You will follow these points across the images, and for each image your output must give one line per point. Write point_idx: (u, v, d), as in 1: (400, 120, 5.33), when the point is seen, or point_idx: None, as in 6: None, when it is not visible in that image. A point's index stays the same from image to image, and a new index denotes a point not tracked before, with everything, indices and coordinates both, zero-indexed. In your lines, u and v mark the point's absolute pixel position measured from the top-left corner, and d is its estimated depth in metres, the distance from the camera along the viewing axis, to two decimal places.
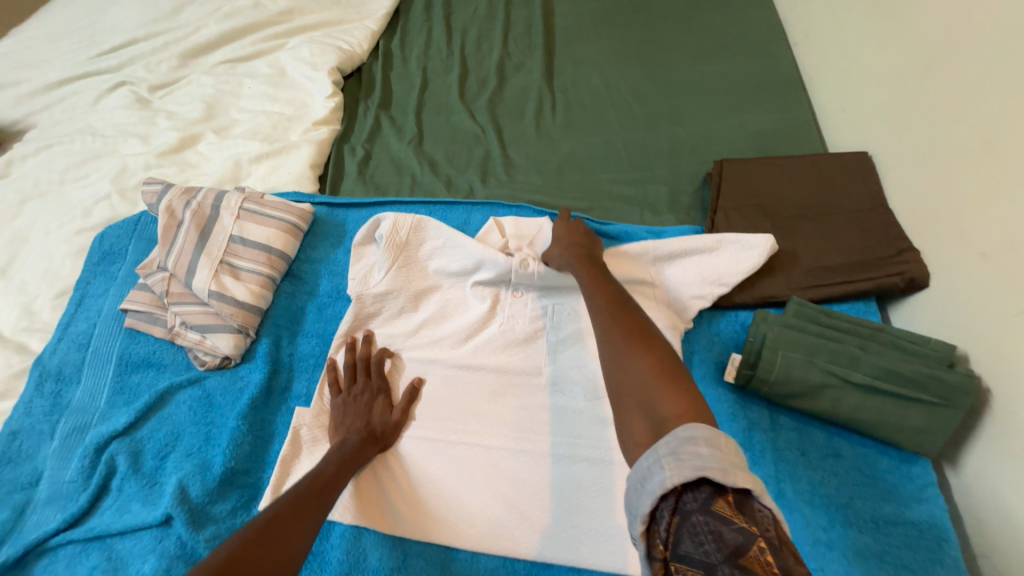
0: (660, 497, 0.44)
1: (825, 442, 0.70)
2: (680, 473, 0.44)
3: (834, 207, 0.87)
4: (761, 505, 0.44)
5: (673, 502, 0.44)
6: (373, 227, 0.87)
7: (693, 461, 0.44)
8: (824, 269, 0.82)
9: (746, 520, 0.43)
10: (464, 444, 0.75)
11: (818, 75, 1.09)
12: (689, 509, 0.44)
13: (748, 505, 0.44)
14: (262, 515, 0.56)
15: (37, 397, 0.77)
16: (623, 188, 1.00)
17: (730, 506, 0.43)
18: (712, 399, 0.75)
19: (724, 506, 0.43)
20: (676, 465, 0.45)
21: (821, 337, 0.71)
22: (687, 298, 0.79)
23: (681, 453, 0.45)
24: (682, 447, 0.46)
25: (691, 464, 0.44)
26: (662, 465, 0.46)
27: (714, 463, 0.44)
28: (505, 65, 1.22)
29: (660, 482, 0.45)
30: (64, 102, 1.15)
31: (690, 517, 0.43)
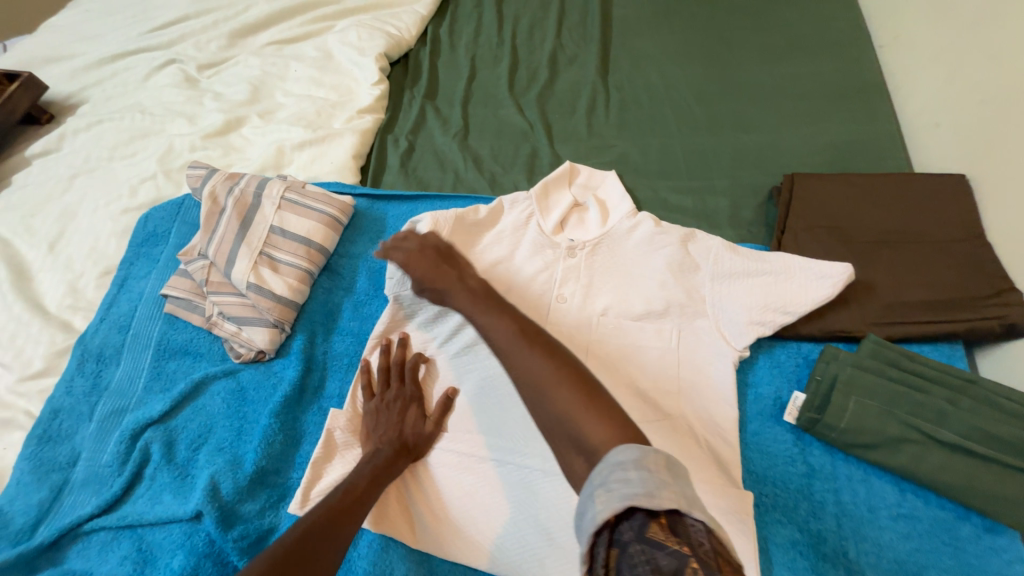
0: (593, 533, 0.43)
1: (896, 499, 0.64)
2: (609, 503, 0.43)
3: (921, 236, 0.78)
4: (695, 522, 0.42)
5: (609, 534, 0.43)
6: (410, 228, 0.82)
7: (622, 489, 0.43)
8: (906, 305, 0.74)
9: (679, 542, 0.41)
10: (497, 461, 0.71)
11: (907, 83, 0.98)
12: (626, 539, 0.41)
13: (680, 525, 0.42)
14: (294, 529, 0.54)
15: (78, 376, 0.78)
16: (679, 197, 0.93)
17: (664, 529, 0.41)
18: (769, 439, 0.70)
19: (660, 532, 0.41)
20: (605, 497, 0.44)
21: (902, 386, 0.64)
22: (744, 324, 0.74)
23: (611, 483, 0.44)
24: (611, 476, 0.45)
25: (618, 492, 0.43)
26: (594, 499, 0.44)
27: (641, 488, 0.43)
28: (558, 57, 1.16)
29: (592, 517, 0.43)
30: (115, 77, 1.16)
31: (627, 549, 0.41)
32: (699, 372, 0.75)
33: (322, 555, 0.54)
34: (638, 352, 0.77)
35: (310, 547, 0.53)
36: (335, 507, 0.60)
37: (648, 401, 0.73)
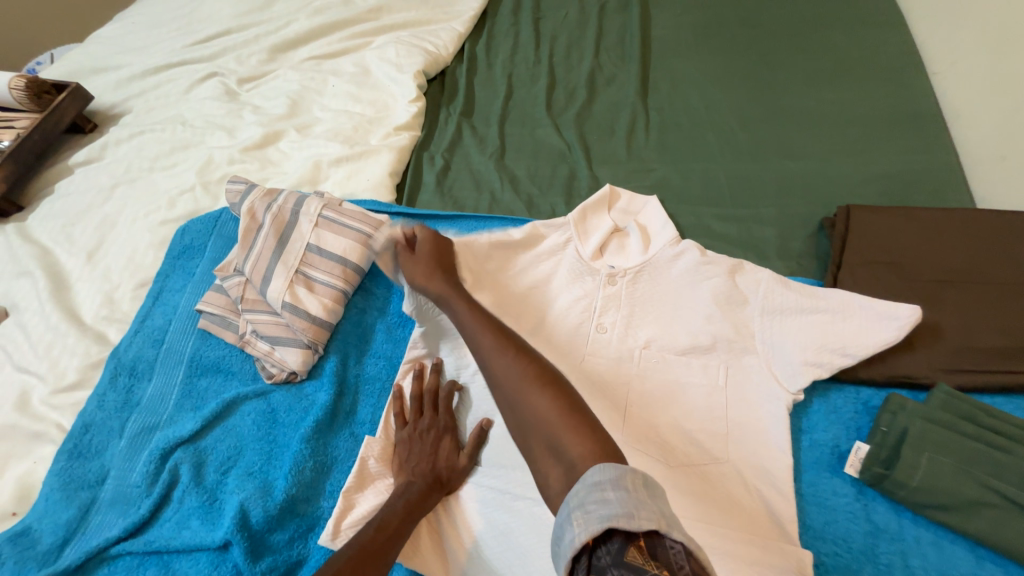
0: (572, 558, 0.42)
1: (971, 568, 0.59)
2: (587, 526, 0.42)
3: (989, 277, 0.73)
4: (676, 542, 0.41)
5: (588, 560, 0.42)
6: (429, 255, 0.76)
7: (599, 511, 0.43)
8: (975, 351, 0.69)
9: (659, 566, 0.39)
10: (533, 500, 0.67)
11: (966, 112, 0.94)
12: (603, 565, 0.41)
13: (661, 547, 0.40)
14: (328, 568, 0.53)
15: (110, 390, 0.77)
16: (725, 225, 0.89)
17: (642, 552, 0.40)
18: (827, 491, 0.65)
19: (639, 555, 0.40)
20: (582, 520, 0.43)
21: (979, 443, 0.59)
22: (799, 365, 0.70)
23: (588, 505, 0.44)
24: (590, 497, 0.44)
25: (595, 515, 0.42)
26: (572, 522, 0.44)
27: (619, 509, 0.42)
28: (596, 77, 1.14)
29: (570, 541, 0.43)
30: (158, 89, 1.17)
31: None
32: (749, 414, 0.71)
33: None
34: (683, 389, 0.73)
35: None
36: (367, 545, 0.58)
37: (694, 443, 0.70)
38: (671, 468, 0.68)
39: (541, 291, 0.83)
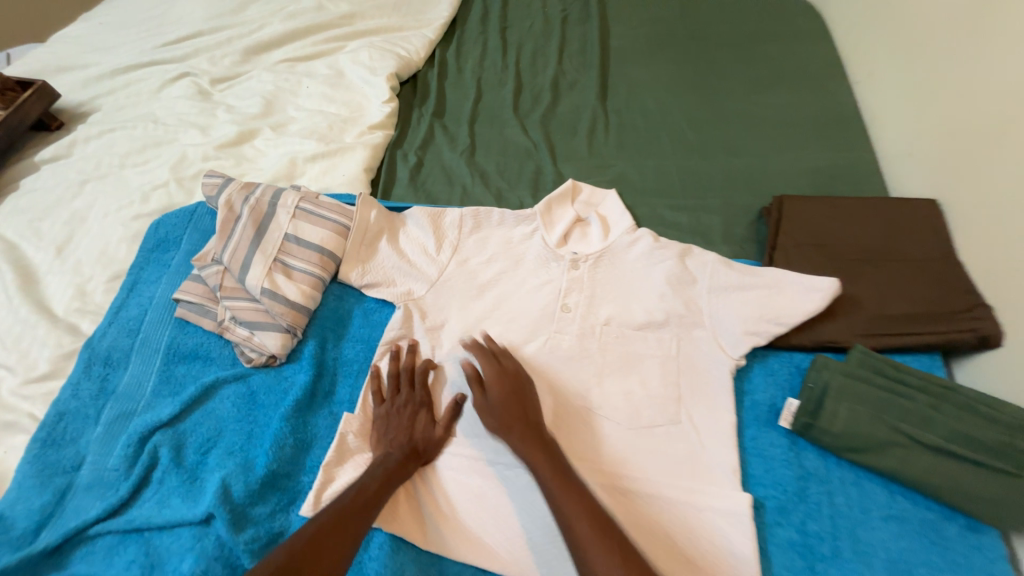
0: None
1: (886, 502, 0.67)
2: None
3: (898, 254, 0.83)
4: None
5: None
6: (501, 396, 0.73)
7: None
8: (888, 318, 0.78)
9: None
10: (506, 464, 0.73)
11: (881, 114, 1.06)
12: None
13: None
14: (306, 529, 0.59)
15: (85, 379, 0.77)
16: (676, 215, 0.98)
17: None
18: (766, 444, 0.73)
19: None
20: None
21: (890, 392, 0.68)
22: (740, 334, 0.78)
23: None
24: None
25: None
26: None
27: None
28: (559, 82, 1.22)
29: None
30: (128, 88, 1.18)
31: None
32: (699, 378, 0.79)
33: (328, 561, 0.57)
34: (640, 361, 0.81)
35: (315, 550, 0.57)
36: (347, 507, 0.63)
37: (650, 407, 0.76)
38: (632, 432, 0.75)
39: (510, 275, 0.89)
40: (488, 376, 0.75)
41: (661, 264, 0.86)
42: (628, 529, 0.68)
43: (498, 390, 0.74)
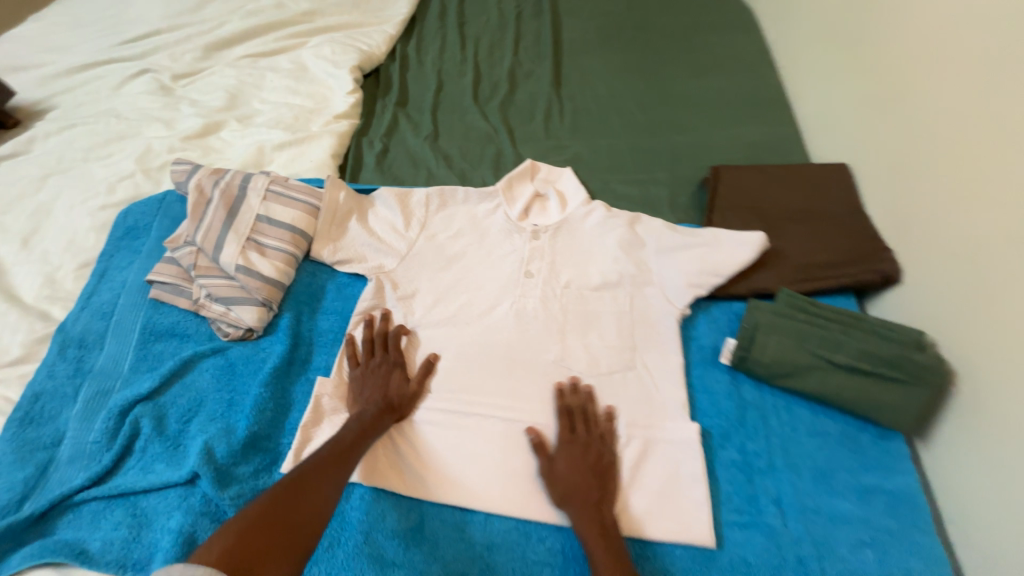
0: None
1: (812, 420, 0.76)
2: None
3: (816, 211, 0.94)
4: None
5: None
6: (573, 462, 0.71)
7: None
8: (809, 265, 0.88)
9: None
10: (478, 415, 0.78)
11: (803, 93, 1.18)
12: None
13: None
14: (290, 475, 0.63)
15: (60, 361, 0.79)
16: (626, 187, 1.07)
17: None
18: (710, 380, 0.82)
19: None
20: None
21: (809, 324, 0.77)
22: (684, 287, 0.87)
23: None
24: None
25: None
26: None
27: None
28: (516, 72, 1.30)
29: None
30: (87, 85, 1.18)
31: None
32: (651, 328, 0.86)
33: (311, 502, 0.61)
34: (598, 316, 0.88)
35: (299, 492, 0.61)
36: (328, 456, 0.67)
37: (608, 355, 0.83)
38: (593, 379, 0.81)
39: (476, 247, 0.95)
40: (559, 443, 0.73)
41: (612, 229, 0.94)
42: None
43: (568, 459, 0.72)
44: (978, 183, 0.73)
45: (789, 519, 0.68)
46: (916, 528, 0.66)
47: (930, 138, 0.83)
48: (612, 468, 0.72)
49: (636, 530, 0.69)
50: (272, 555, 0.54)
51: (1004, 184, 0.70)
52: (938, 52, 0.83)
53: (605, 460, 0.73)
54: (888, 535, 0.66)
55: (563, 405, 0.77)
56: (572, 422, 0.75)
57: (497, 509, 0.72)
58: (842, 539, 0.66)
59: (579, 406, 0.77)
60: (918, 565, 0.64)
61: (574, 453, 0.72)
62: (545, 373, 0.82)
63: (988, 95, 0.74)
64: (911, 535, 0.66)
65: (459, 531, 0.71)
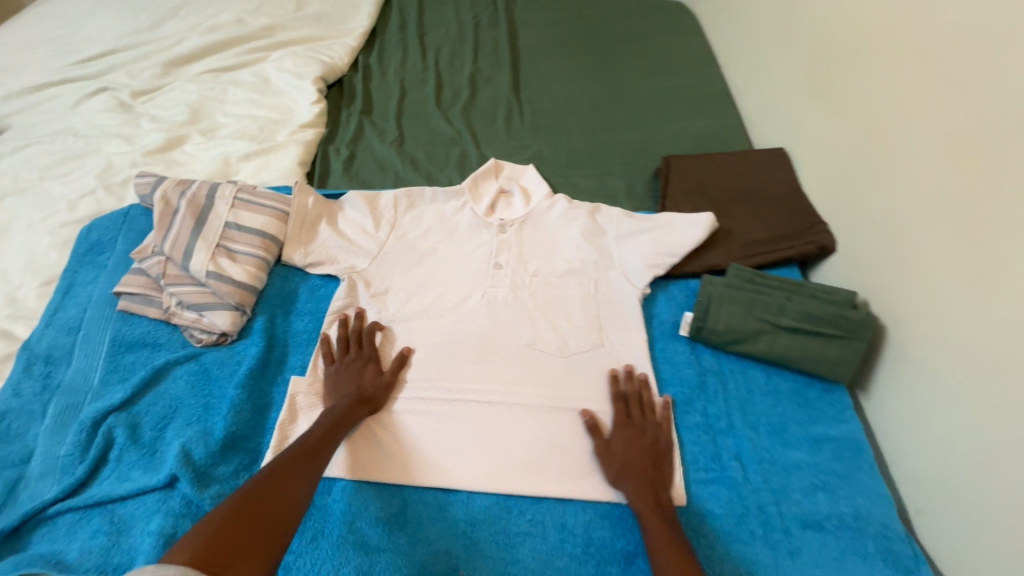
0: None
1: (765, 380, 0.82)
2: None
3: (759, 193, 1.02)
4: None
5: None
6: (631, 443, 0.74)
7: None
8: (755, 242, 0.96)
9: None
10: (455, 400, 0.81)
11: (743, 88, 1.28)
12: None
13: None
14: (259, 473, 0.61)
15: (26, 378, 0.78)
16: (586, 180, 1.13)
17: None
18: (672, 351, 0.87)
19: None
20: None
21: (756, 292, 0.84)
22: (643, 268, 0.93)
23: None
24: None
25: None
26: None
27: None
28: (476, 78, 1.35)
29: None
30: (41, 105, 1.17)
31: None
32: (615, 308, 0.91)
33: (284, 498, 0.60)
34: (566, 300, 0.92)
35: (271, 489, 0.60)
36: (299, 453, 0.67)
37: (577, 336, 0.88)
38: (565, 359, 0.85)
39: (446, 242, 0.98)
40: (615, 425, 0.76)
41: (574, 219, 0.99)
42: (568, 438, 0.78)
43: (623, 440, 0.74)
44: (889, 155, 0.82)
45: (749, 471, 0.73)
46: (859, 469, 0.73)
47: (849, 118, 0.91)
48: (668, 451, 0.74)
49: (611, 495, 0.74)
50: (246, 551, 0.53)
51: (911, 155, 0.78)
52: (846, 40, 0.92)
53: (661, 443, 0.75)
54: (836, 477, 0.72)
55: (617, 390, 0.80)
56: (627, 406, 0.78)
57: (478, 487, 0.75)
58: (797, 485, 0.72)
59: (635, 392, 0.80)
60: (864, 501, 0.70)
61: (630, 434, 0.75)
62: (518, 356, 0.85)
63: (892, 78, 0.83)
64: (855, 475, 0.72)
65: (442, 511, 0.73)
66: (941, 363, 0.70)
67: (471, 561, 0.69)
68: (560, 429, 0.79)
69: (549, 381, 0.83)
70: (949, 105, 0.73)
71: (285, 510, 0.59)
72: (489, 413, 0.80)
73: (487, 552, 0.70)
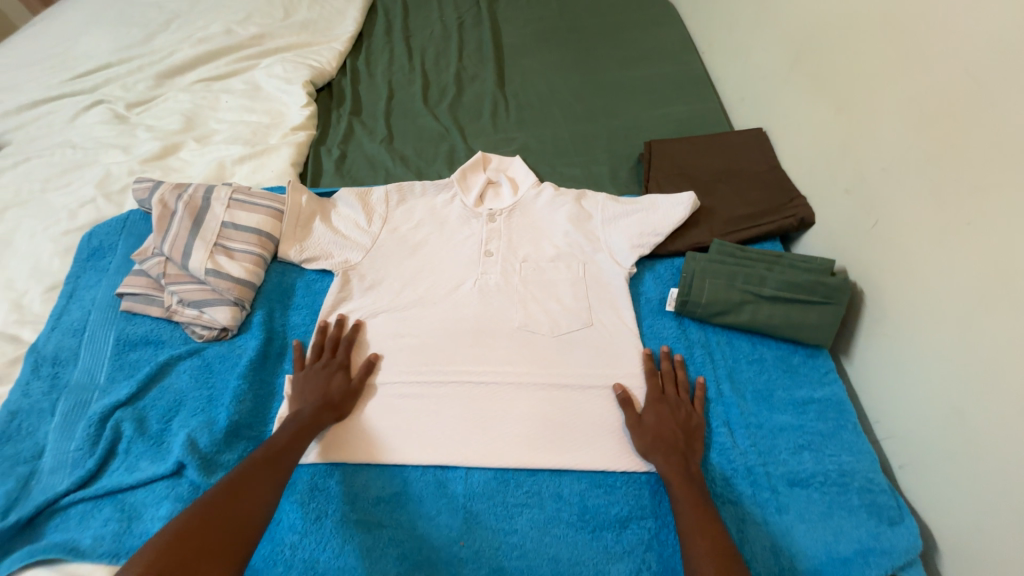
0: None
1: (750, 350, 0.85)
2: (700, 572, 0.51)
3: (739, 172, 1.05)
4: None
5: None
6: (662, 416, 0.76)
7: None
8: (737, 219, 0.99)
9: None
10: (451, 381, 0.83)
11: (722, 73, 1.31)
12: None
13: None
14: (217, 485, 0.61)
15: (34, 378, 0.80)
16: (572, 169, 1.16)
17: None
18: (660, 326, 0.90)
19: None
20: None
21: (738, 265, 0.87)
22: (629, 249, 0.95)
23: None
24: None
25: None
26: None
27: None
28: (462, 76, 1.39)
29: None
30: (39, 121, 1.20)
31: None
32: (604, 288, 0.94)
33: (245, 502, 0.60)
34: (556, 283, 0.94)
35: (232, 497, 0.60)
36: (261, 459, 0.67)
37: (567, 316, 0.90)
38: (557, 338, 0.88)
39: (437, 233, 1.01)
40: (648, 400, 0.78)
41: (560, 205, 1.02)
42: (561, 414, 0.80)
43: (656, 416, 0.76)
44: (858, 127, 0.85)
45: (737, 435, 0.76)
46: (843, 428, 0.76)
47: (820, 94, 0.94)
48: (700, 427, 0.76)
49: (604, 465, 0.76)
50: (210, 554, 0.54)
51: (879, 125, 0.81)
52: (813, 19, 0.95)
53: (694, 419, 0.77)
54: (820, 436, 0.75)
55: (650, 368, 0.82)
56: (661, 383, 0.81)
57: (477, 463, 0.77)
58: (783, 447, 0.75)
59: (669, 369, 0.82)
60: (848, 458, 0.73)
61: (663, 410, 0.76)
62: (511, 338, 0.88)
63: (857, 52, 0.86)
64: (838, 435, 0.75)
65: (440, 487, 0.76)
66: (914, 323, 0.74)
67: (471, 533, 0.71)
68: (553, 405, 0.81)
69: (542, 360, 0.85)
70: (910, 76, 0.76)
71: (251, 513, 0.60)
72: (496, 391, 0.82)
73: (486, 523, 0.72)
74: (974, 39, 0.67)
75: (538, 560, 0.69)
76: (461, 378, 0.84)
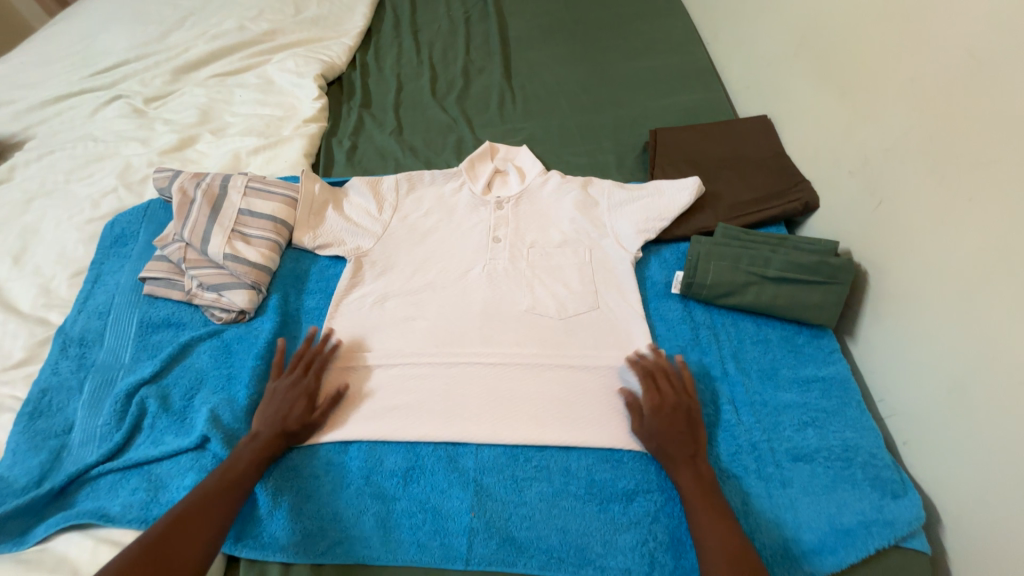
0: None
1: (755, 330, 0.87)
2: None
3: (744, 159, 1.06)
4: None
5: None
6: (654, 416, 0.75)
7: None
8: (742, 204, 1.00)
9: None
10: (461, 362, 0.85)
11: (727, 62, 1.31)
12: None
13: None
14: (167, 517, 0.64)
15: (62, 358, 0.84)
16: (578, 157, 1.18)
17: None
18: (665, 308, 0.91)
19: None
20: None
21: (743, 248, 0.88)
22: (635, 234, 0.96)
23: None
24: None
25: None
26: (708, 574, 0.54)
27: None
28: (469, 69, 1.41)
29: None
30: (61, 115, 1.24)
31: None
32: (610, 272, 0.95)
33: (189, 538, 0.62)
34: (564, 268, 0.95)
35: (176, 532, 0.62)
36: (212, 489, 0.68)
37: (575, 301, 0.91)
38: (564, 321, 0.89)
39: (446, 220, 1.03)
40: (648, 406, 0.76)
41: (567, 191, 1.04)
42: (568, 393, 0.82)
43: (658, 420, 0.74)
44: (862, 111, 0.85)
45: (741, 412, 0.78)
46: (847, 405, 0.77)
47: (824, 79, 0.94)
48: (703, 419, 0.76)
49: (611, 441, 0.78)
50: None
51: (881, 108, 0.82)
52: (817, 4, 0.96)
53: (696, 413, 0.76)
54: (824, 413, 0.77)
55: (642, 369, 0.80)
56: (655, 380, 0.78)
57: (487, 441, 0.79)
58: (787, 423, 0.76)
59: (661, 367, 0.80)
60: (851, 434, 0.75)
61: (662, 413, 0.74)
62: (520, 321, 0.90)
63: (858, 35, 0.86)
64: (842, 411, 0.77)
65: (452, 463, 0.78)
66: (918, 300, 0.74)
67: (481, 505, 0.74)
68: (561, 384, 0.83)
69: (550, 343, 0.87)
70: (912, 57, 0.77)
71: (191, 550, 0.62)
72: (505, 373, 0.84)
73: (496, 496, 0.75)
74: (973, 18, 0.68)
75: (546, 531, 0.72)
76: (470, 360, 0.86)
